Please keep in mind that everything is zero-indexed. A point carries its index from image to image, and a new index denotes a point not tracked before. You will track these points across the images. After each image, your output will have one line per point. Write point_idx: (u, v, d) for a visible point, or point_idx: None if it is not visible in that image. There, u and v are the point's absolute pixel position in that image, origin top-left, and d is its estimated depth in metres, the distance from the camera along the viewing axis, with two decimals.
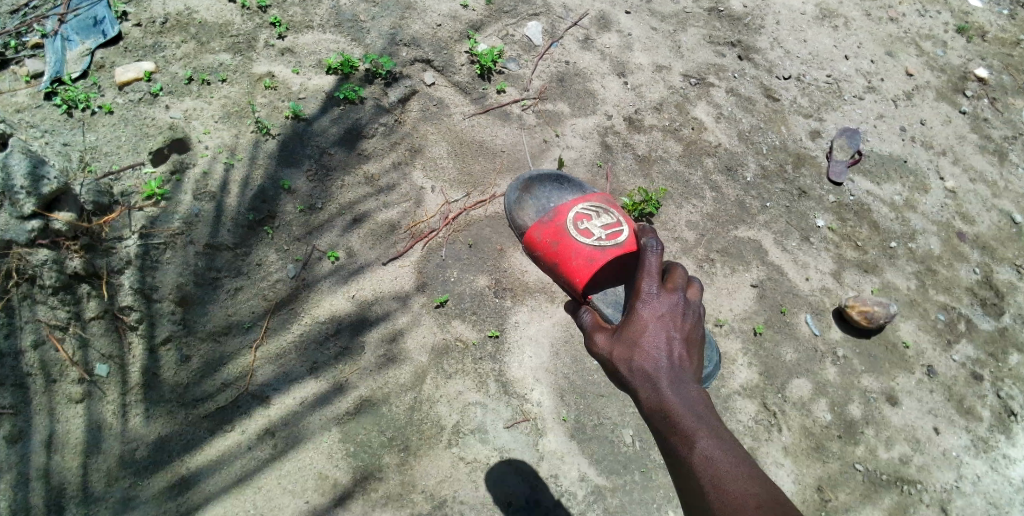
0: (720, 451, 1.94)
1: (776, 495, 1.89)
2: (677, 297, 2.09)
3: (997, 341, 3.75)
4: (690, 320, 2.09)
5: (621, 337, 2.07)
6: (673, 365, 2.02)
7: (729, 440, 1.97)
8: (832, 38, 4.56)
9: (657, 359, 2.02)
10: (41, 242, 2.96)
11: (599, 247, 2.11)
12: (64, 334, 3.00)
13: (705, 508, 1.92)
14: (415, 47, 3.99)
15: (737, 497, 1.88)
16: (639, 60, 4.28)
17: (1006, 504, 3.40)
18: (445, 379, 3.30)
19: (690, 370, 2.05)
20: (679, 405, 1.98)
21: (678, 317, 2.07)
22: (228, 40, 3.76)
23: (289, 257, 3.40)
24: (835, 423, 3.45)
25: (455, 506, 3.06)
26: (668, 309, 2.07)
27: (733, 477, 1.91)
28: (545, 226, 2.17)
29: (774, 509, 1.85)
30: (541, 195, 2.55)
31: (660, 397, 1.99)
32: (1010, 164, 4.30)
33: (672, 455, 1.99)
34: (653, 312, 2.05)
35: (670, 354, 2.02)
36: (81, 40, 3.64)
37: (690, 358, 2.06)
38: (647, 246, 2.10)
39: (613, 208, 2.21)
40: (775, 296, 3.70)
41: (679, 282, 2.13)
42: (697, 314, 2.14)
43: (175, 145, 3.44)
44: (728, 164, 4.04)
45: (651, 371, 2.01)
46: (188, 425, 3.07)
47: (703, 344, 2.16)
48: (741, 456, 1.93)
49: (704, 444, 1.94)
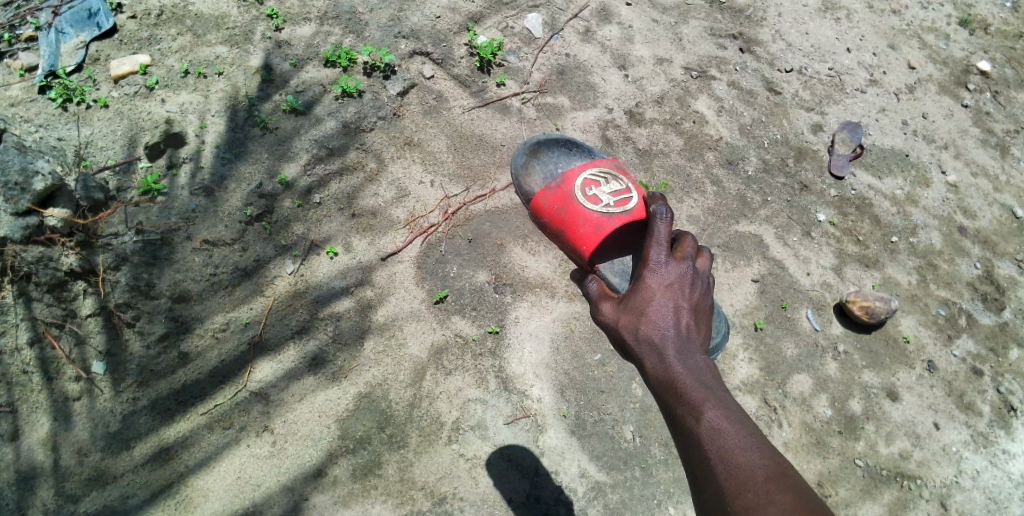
0: (727, 422, 1.92)
1: (784, 467, 1.90)
2: (686, 266, 2.08)
3: (997, 336, 3.75)
4: (697, 290, 2.08)
5: (628, 306, 2.07)
6: (680, 335, 2.01)
7: (736, 412, 1.96)
8: (834, 31, 4.53)
9: (664, 328, 2.01)
10: (36, 239, 2.93)
11: (606, 214, 2.16)
12: (61, 331, 3.02)
13: (712, 480, 1.91)
14: (414, 39, 3.95)
15: (746, 469, 1.87)
16: (640, 53, 4.24)
17: (1005, 500, 3.41)
18: (445, 375, 3.28)
19: (697, 341, 2.04)
20: (688, 375, 1.97)
21: (686, 287, 2.06)
22: (224, 32, 3.70)
23: (288, 253, 3.40)
24: (835, 418, 3.45)
25: (455, 503, 3.06)
26: (677, 278, 2.06)
27: (741, 449, 1.90)
28: (553, 193, 2.23)
29: (783, 480, 1.86)
30: (549, 160, 2.56)
31: (667, 367, 1.98)
32: (1012, 158, 4.28)
33: (678, 426, 1.98)
34: (661, 280, 2.05)
35: (678, 324, 2.02)
36: (75, 32, 3.57)
37: (697, 329, 2.05)
38: (657, 214, 2.09)
39: (622, 174, 2.25)
40: (776, 291, 3.69)
41: (689, 251, 2.12)
42: (705, 284, 2.14)
43: (171, 140, 3.38)
44: (729, 158, 4.01)
45: (659, 341, 2.00)
46: (187, 422, 3.10)
47: (710, 315, 2.15)
48: (749, 428, 1.93)
49: (711, 416, 1.93)
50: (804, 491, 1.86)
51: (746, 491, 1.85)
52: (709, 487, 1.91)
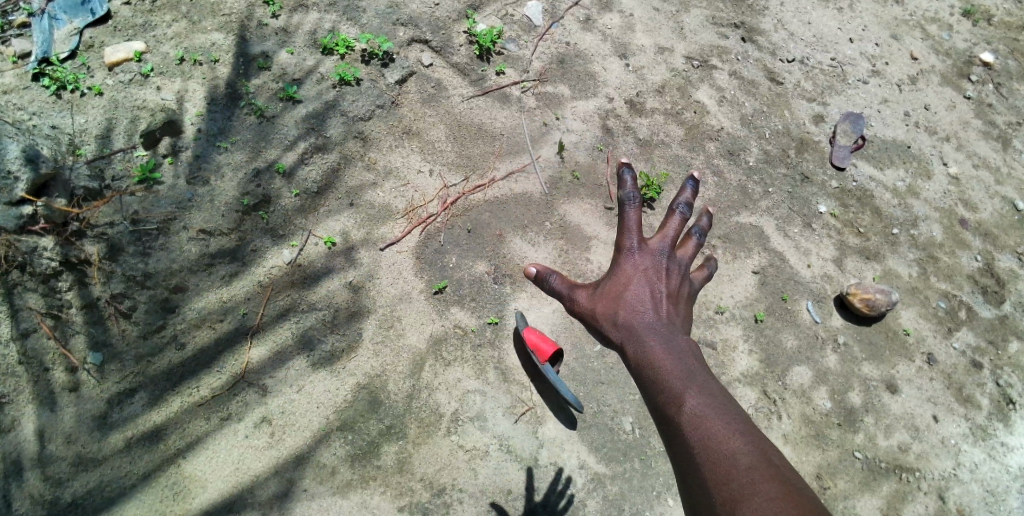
0: (710, 409, 1.99)
1: (771, 459, 1.87)
2: (658, 255, 2.37)
3: (997, 329, 3.74)
4: (672, 277, 2.36)
5: (607, 293, 2.35)
6: (657, 318, 2.25)
7: (720, 402, 2.02)
8: (837, 21, 4.49)
9: (641, 310, 2.26)
10: (31, 228, 2.93)
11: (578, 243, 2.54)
12: (56, 322, 2.98)
13: (697, 474, 1.92)
14: (413, 27, 3.90)
15: (729, 459, 1.87)
16: (641, 42, 4.20)
17: (1002, 492, 3.41)
18: (444, 366, 3.26)
19: (677, 325, 2.27)
20: (667, 358, 2.14)
21: (660, 273, 2.34)
22: (220, 19, 3.65)
23: (285, 243, 3.35)
24: (835, 411, 3.44)
25: (454, 494, 3.05)
26: (650, 264, 2.35)
27: (722, 438, 1.92)
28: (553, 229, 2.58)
29: (768, 469, 1.83)
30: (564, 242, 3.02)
31: (646, 349, 2.18)
32: (1013, 151, 4.26)
33: (663, 418, 2.07)
34: (635, 266, 2.34)
35: (653, 306, 2.27)
36: (69, 18, 3.51)
37: (674, 314, 2.29)
38: (625, 202, 2.37)
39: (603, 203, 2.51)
40: (776, 283, 3.67)
41: (665, 235, 2.39)
42: (682, 271, 2.41)
43: (168, 129, 3.34)
44: (730, 148, 3.99)
45: (636, 322, 2.24)
46: (184, 411, 3.03)
47: (688, 302, 2.41)
48: (731, 416, 1.97)
49: (690, 401, 2.02)
50: (793, 482, 1.81)
51: (731, 481, 1.83)
52: (695, 481, 1.92)
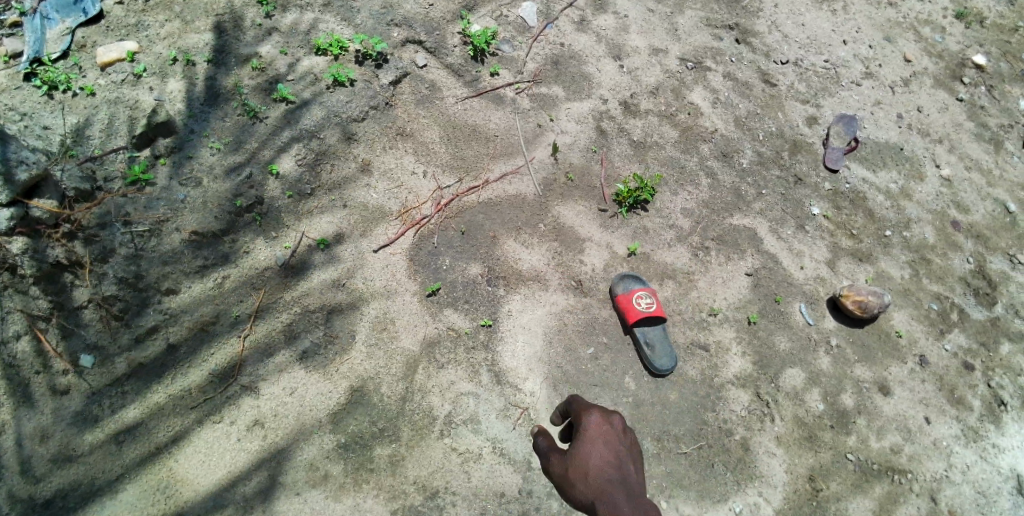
0: None
1: None
2: (612, 416, 2.83)
3: (989, 330, 3.74)
4: (624, 433, 2.80)
5: (570, 467, 2.73)
6: (613, 456, 2.68)
7: None
8: (830, 23, 4.51)
9: (600, 449, 2.70)
10: (20, 230, 2.88)
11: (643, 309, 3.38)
12: (47, 325, 2.95)
13: None
14: (407, 27, 3.91)
15: None
16: (636, 43, 4.20)
17: (994, 494, 3.39)
18: (437, 369, 3.25)
19: (633, 471, 2.66)
20: (623, 489, 2.58)
21: (616, 438, 2.75)
22: (213, 19, 3.62)
23: (277, 245, 3.36)
24: (828, 413, 3.44)
25: (447, 497, 3.03)
26: (608, 427, 2.78)
27: None
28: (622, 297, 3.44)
29: None
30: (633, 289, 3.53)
31: (603, 481, 2.61)
32: (1005, 153, 4.26)
33: None
34: (597, 434, 2.75)
35: (616, 463, 2.65)
36: (60, 17, 3.49)
37: (627, 453, 2.73)
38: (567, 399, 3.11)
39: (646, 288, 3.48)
40: (770, 285, 3.68)
41: (615, 421, 2.82)
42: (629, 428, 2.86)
43: (160, 129, 3.31)
44: (724, 150, 3.99)
45: (597, 462, 2.66)
46: (177, 415, 3.04)
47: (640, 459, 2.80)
48: None
49: None
50: None
51: None
52: None
